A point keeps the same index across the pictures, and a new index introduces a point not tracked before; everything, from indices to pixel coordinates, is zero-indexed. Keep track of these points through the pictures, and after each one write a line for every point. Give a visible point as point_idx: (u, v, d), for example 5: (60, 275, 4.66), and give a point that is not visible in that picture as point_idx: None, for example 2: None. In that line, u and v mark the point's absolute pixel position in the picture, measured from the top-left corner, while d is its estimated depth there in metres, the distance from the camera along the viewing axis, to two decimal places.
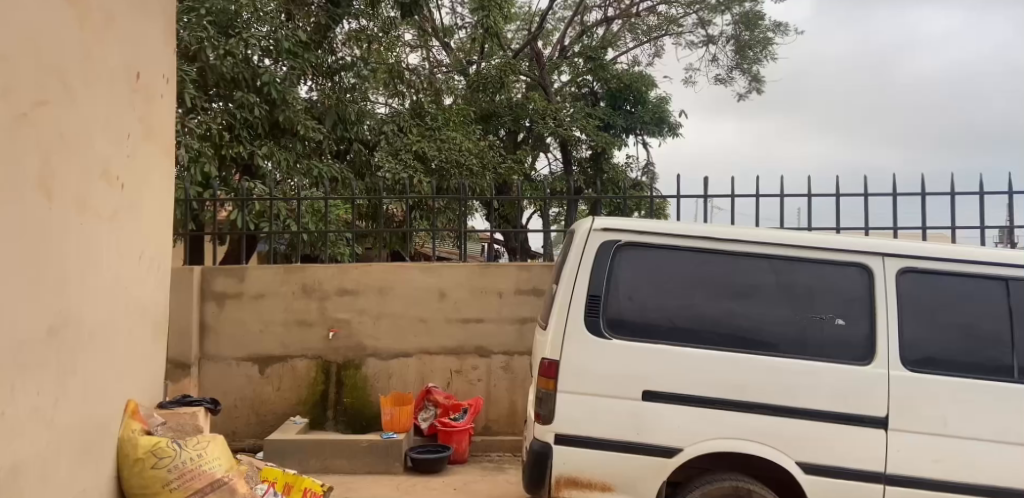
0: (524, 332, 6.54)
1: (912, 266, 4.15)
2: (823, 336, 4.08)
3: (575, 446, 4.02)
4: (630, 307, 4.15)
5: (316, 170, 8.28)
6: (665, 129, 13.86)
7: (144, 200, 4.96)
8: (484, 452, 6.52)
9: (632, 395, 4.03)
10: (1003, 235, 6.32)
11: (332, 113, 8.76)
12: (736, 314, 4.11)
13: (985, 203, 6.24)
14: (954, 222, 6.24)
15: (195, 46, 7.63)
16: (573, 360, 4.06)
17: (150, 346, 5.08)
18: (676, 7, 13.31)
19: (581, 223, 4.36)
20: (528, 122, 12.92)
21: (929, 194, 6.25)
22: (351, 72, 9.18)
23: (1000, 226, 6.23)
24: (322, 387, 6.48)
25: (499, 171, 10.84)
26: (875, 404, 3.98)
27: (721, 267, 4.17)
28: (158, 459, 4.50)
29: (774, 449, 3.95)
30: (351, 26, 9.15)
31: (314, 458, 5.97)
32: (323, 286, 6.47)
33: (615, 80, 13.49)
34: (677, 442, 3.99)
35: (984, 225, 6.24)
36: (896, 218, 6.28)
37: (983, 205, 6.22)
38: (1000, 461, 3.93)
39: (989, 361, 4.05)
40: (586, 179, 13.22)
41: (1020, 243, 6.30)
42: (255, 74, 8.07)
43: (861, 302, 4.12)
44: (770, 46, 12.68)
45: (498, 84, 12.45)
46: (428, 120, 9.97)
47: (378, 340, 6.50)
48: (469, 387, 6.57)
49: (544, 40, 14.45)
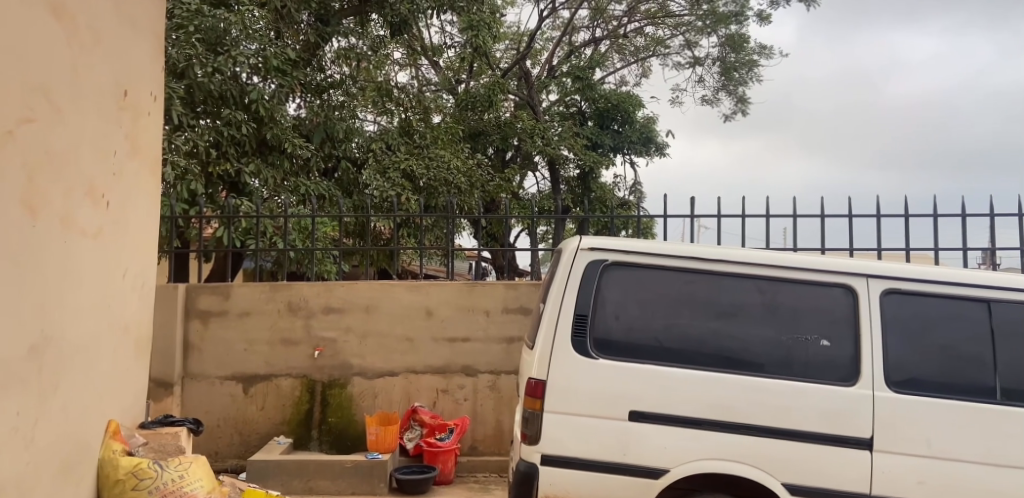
0: (511, 351, 6.53)
1: (895, 288, 4.17)
2: (808, 356, 4.10)
3: (560, 467, 4.00)
4: (616, 326, 4.15)
5: (303, 188, 8.35)
6: (652, 148, 13.98)
7: (128, 215, 4.92)
8: (470, 472, 6.46)
9: (619, 415, 4.03)
10: (985, 256, 6.39)
11: (319, 131, 8.76)
12: (722, 334, 4.12)
13: (966, 225, 6.31)
14: (937, 243, 6.30)
15: (182, 63, 7.58)
16: (561, 379, 4.05)
17: (132, 364, 5.02)
18: (663, 28, 13.42)
19: (569, 241, 4.35)
20: (517, 141, 12.93)
21: (912, 216, 6.32)
22: (339, 89, 9.13)
23: (982, 247, 6.30)
24: (306, 406, 6.43)
25: (488, 190, 10.90)
26: (859, 425, 3.98)
27: (706, 288, 4.18)
28: (139, 480, 4.44)
29: (759, 470, 3.95)
30: (340, 45, 9.28)
31: (298, 479, 5.90)
32: (309, 304, 6.43)
33: (603, 99, 13.64)
34: (664, 463, 3.98)
35: (966, 248, 6.33)
36: (880, 239, 6.36)
37: (965, 228, 6.29)
38: (984, 482, 3.94)
39: (972, 382, 4.06)
40: (574, 198, 13.34)
41: (1001, 264, 6.37)
42: (243, 92, 8.07)
43: (845, 323, 4.13)
44: (755, 68, 12.81)
45: (486, 102, 12.46)
46: (417, 138, 9.97)
47: (364, 359, 6.47)
48: (455, 406, 6.53)
49: (533, 59, 14.54)
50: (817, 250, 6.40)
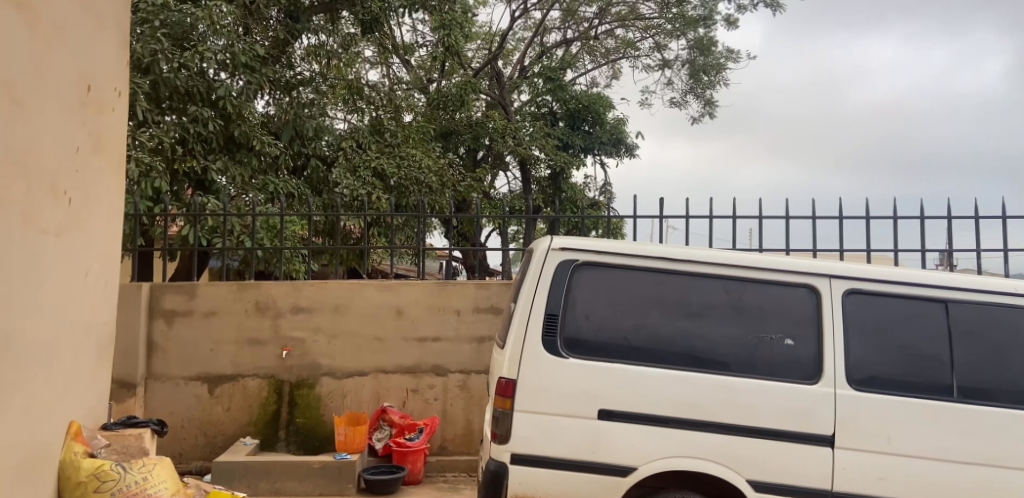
0: (481, 351, 6.53)
1: (857, 288, 4.23)
2: (773, 355, 4.14)
3: (528, 465, 4.01)
4: (586, 325, 4.16)
5: (271, 186, 8.23)
6: (622, 149, 14.06)
7: (91, 212, 4.82)
8: (440, 472, 6.43)
9: (587, 414, 4.05)
10: (943, 257, 6.52)
11: (288, 129, 8.67)
12: (690, 333, 4.15)
13: (926, 227, 6.43)
14: (898, 245, 6.42)
15: (147, 58, 7.45)
16: (530, 379, 4.06)
17: (94, 364, 4.92)
18: (633, 31, 13.50)
19: (540, 241, 4.36)
20: (488, 141, 12.94)
21: (874, 218, 6.43)
22: (309, 87, 8.92)
23: (940, 249, 6.42)
24: (273, 406, 6.37)
25: (459, 189, 10.88)
26: (822, 422, 4.04)
27: (674, 287, 4.21)
28: (101, 482, 4.37)
29: (725, 467, 3.99)
30: (310, 41, 9.19)
31: (264, 480, 5.83)
32: (276, 304, 6.37)
33: (574, 100, 13.67)
34: (631, 461, 4.00)
35: (925, 249, 6.46)
36: (844, 241, 6.45)
37: (924, 230, 6.42)
38: (942, 478, 4.02)
39: (930, 380, 4.14)
40: (544, 198, 13.37)
41: (958, 266, 6.51)
42: (210, 88, 7.96)
43: (809, 322, 4.18)
44: (723, 71, 12.94)
45: (458, 102, 12.43)
46: (387, 137, 9.91)
47: (333, 359, 6.42)
48: (425, 405, 6.51)
49: (504, 59, 14.53)
50: (782, 251, 6.49)
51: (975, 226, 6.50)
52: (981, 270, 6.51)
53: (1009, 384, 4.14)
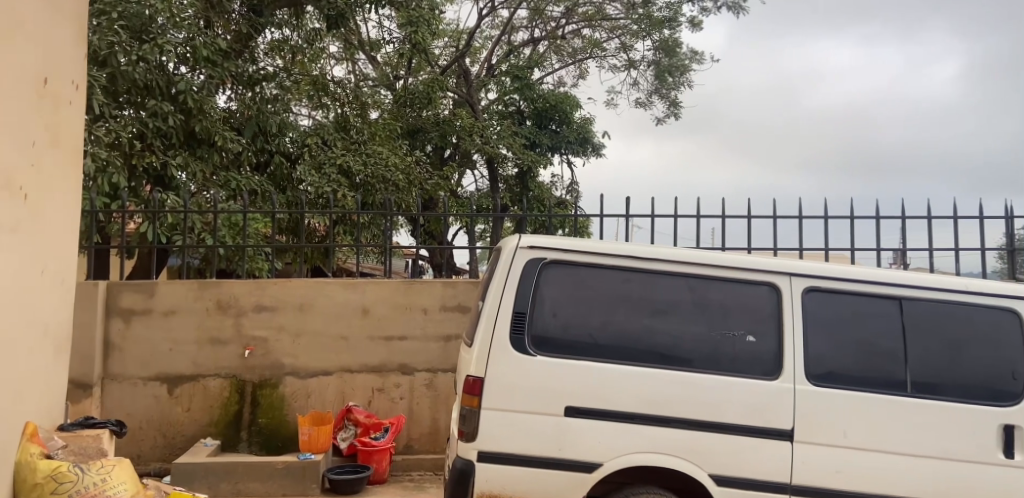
0: (448, 350, 6.49)
1: (816, 285, 4.27)
2: (735, 352, 4.18)
3: (493, 463, 4.00)
4: (553, 323, 4.16)
5: (234, 183, 8.11)
6: (588, 148, 14.12)
7: (46, 209, 4.70)
8: (405, 472, 6.39)
9: (551, 411, 4.05)
10: (896, 256, 6.68)
11: (251, 125, 8.56)
12: (654, 330, 4.17)
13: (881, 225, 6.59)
14: (854, 243, 6.55)
15: (104, 50, 7.29)
16: (496, 376, 4.04)
17: (50, 364, 4.80)
18: (600, 31, 13.55)
19: (508, 239, 4.34)
20: (455, 139, 12.90)
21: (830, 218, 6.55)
22: (273, 82, 8.81)
23: (894, 247, 6.58)
24: (235, 407, 6.27)
25: (426, 187, 10.84)
26: (782, 417, 4.09)
27: (639, 285, 4.22)
28: (59, 484, 4.26)
29: (687, 462, 4.02)
30: (274, 36, 9.07)
31: (226, 482, 5.74)
32: (239, 303, 6.27)
33: (541, 99, 13.69)
34: (596, 457, 4.02)
35: (879, 247, 6.61)
36: (802, 239, 6.57)
37: (879, 230, 6.54)
38: (898, 471, 4.08)
39: (885, 375, 4.20)
40: (512, 196, 13.39)
41: (911, 264, 6.67)
42: (170, 82, 7.86)
43: (770, 319, 4.22)
44: (688, 73, 13.05)
45: (425, 99, 12.38)
46: (353, 134, 9.82)
47: (297, 358, 6.34)
48: (391, 404, 6.47)
49: (472, 57, 14.47)
50: (743, 250, 6.57)
51: (929, 224, 6.66)
52: (934, 268, 6.67)
53: (960, 379, 4.21)
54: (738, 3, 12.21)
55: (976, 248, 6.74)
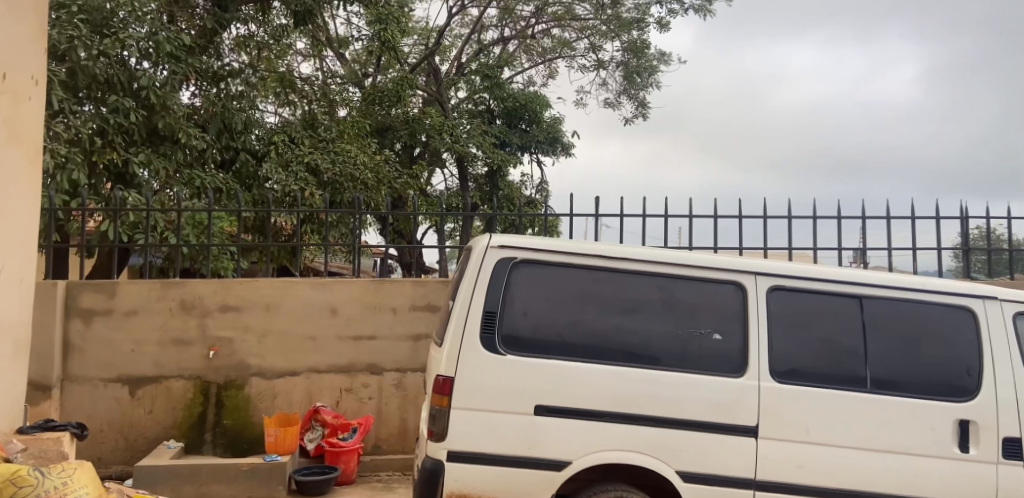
0: (417, 349, 6.46)
1: (782, 284, 4.32)
2: (703, 350, 4.20)
3: (461, 462, 3.98)
4: (522, 323, 4.15)
5: (198, 180, 7.99)
6: (558, 148, 14.15)
7: (3, 206, 4.58)
8: (373, 472, 6.34)
9: (521, 410, 4.04)
10: (857, 255, 6.82)
11: (216, 122, 8.43)
12: (623, 329, 4.18)
13: (841, 225, 6.75)
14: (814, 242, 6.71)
15: (64, 44, 7.14)
16: (465, 376, 4.03)
17: (7, 366, 4.68)
18: (570, 31, 13.58)
19: (479, 238, 4.31)
20: (424, 137, 12.84)
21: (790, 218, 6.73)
22: (238, 78, 8.82)
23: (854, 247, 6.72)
24: (200, 408, 6.17)
25: (395, 186, 10.78)
26: (748, 414, 4.12)
27: (607, 284, 4.23)
28: (18, 488, 4.10)
29: (655, 459, 4.04)
30: (239, 32, 8.88)
31: (190, 484, 5.65)
32: (203, 303, 6.17)
33: (511, 98, 13.70)
34: (564, 455, 4.02)
35: (840, 247, 6.77)
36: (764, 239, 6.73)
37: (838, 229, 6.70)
38: (861, 466, 4.14)
39: (849, 372, 4.25)
40: (481, 196, 13.38)
41: (871, 263, 6.81)
42: (133, 77, 7.69)
43: (736, 318, 4.26)
44: (656, 74, 13.13)
45: (393, 98, 12.31)
46: (321, 132, 9.70)
47: (263, 359, 6.25)
48: (359, 404, 6.41)
49: (441, 55, 14.39)
50: (710, 249, 6.66)
51: (886, 225, 6.86)
52: (892, 267, 6.83)
53: (921, 376, 4.27)
54: (705, 5, 12.31)
55: (931, 248, 6.93)
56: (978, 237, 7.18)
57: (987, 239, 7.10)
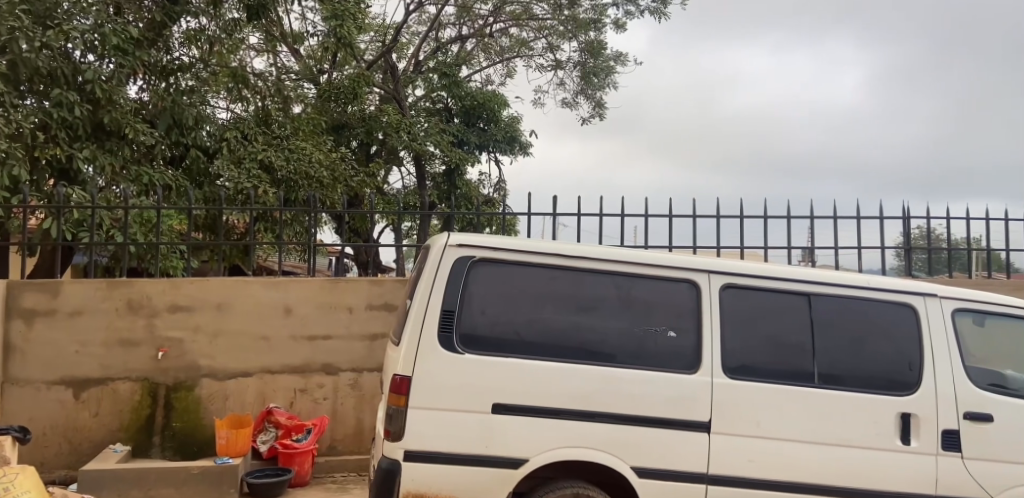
0: (373, 349, 6.40)
1: (735, 282, 4.37)
2: (658, 348, 4.23)
3: (417, 462, 3.95)
4: (481, 321, 4.13)
5: (146, 177, 7.81)
6: (515, 147, 14.16)
7: None
8: (328, 473, 6.26)
9: (477, 408, 4.02)
10: (805, 254, 6.97)
11: (165, 117, 8.24)
12: (581, 327, 4.19)
13: (791, 225, 6.89)
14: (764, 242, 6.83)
15: (4, 36, 6.86)
16: (421, 375, 4.00)
17: None
18: (527, 31, 13.60)
19: (437, 237, 4.28)
20: (381, 135, 12.73)
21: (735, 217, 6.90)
22: (189, 73, 8.59)
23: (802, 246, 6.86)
24: (148, 411, 6.02)
25: (351, 184, 10.68)
26: (702, 410, 4.17)
27: (565, 283, 4.23)
28: None
29: (611, 455, 4.06)
30: (189, 26, 8.58)
31: (138, 488, 5.51)
32: (152, 303, 6.02)
33: (469, 97, 13.67)
34: (521, 453, 4.01)
35: (789, 246, 6.91)
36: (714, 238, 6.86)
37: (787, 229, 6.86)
38: (810, 459, 4.22)
39: (801, 368, 4.32)
40: (439, 194, 13.32)
41: (818, 261, 6.97)
42: (77, 70, 7.48)
43: (691, 315, 4.30)
44: (612, 74, 13.22)
45: (350, 94, 12.11)
46: (275, 128, 9.58)
47: (214, 360, 6.12)
48: (314, 405, 6.32)
49: (398, 52, 14.26)
50: (664, 248, 6.72)
51: (833, 225, 7.02)
52: (839, 265, 6.99)
53: (869, 370, 4.37)
54: (661, 8, 12.43)
55: (875, 247, 7.11)
56: (919, 237, 7.39)
57: (927, 238, 7.32)
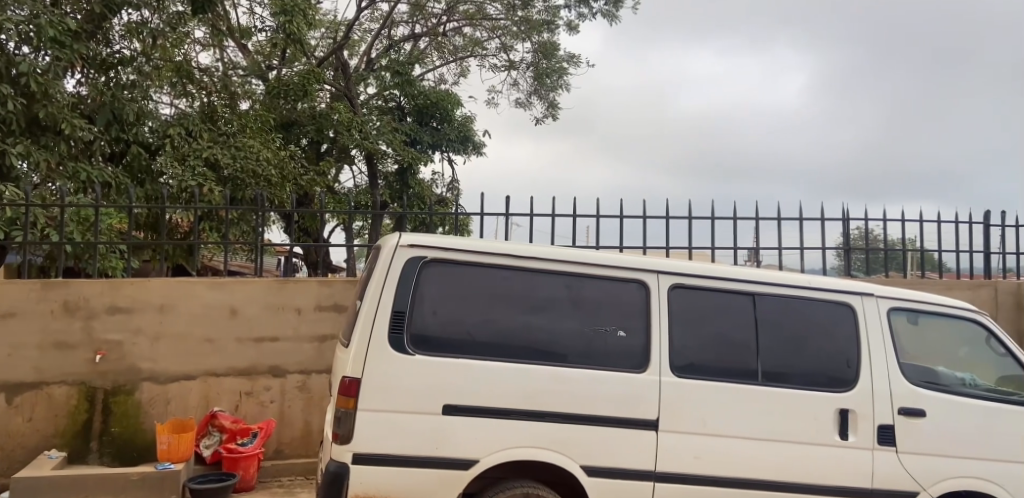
0: (322, 350, 6.30)
1: (684, 282, 4.41)
2: (608, 347, 4.25)
3: (365, 465, 3.90)
4: (432, 322, 4.10)
5: (84, 174, 7.59)
6: (469, 147, 14.11)
7: None
8: (274, 477, 6.15)
9: (427, 410, 3.98)
10: (751, 255, 7.10)
11: (104, 112, 8.02)
12: (531, 327, 4.19)
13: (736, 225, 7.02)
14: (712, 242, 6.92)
15: None
16: (370, 376, 3.94)
17: None
18: (480, 30, 13.57)
19: (388, 237, 4.23)
20: (332, 133, 12.59)
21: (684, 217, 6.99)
22: (130, 67, 8.32)
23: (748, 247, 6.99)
24: (85, 415, 5.84)
25: (301, 183, 10.50)
26: (650, 409, 4.20)
27: (516, 283, 4.22)
28: None
29: (560, 455, 4.07)
30: (131, 18, 8.33)
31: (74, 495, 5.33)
32: (89, 304, 5.84)
33: (422, 96, 13.60)
34: (471, 455, 3.99)
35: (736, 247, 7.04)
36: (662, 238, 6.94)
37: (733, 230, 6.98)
38: (755, 456, 4.28)
39: (747, 367, 4.39)
40: (391, 194, 13.19)
41: (763, 262, 7.10)
42: (10, 63, 7.19)
43: (640, 315, 4.32)
44: (565, 76, 13.26)
45: (300, 91, 11.82)
46: (221, 125, 9.37)
47: (156, 363, 5.96)
48: (260, 408, 6.20)
49: (350, 50, 14.09)
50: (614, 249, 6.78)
51: (778, 225, 7.16)
52: (783, 266, 7.15)
53: (813, 368, 4.46)
54: (613, 11, 12.52)
55: (818, 248, 7.28)
56: (858, 238, 7.59)
57: (865, 239, 7.52)
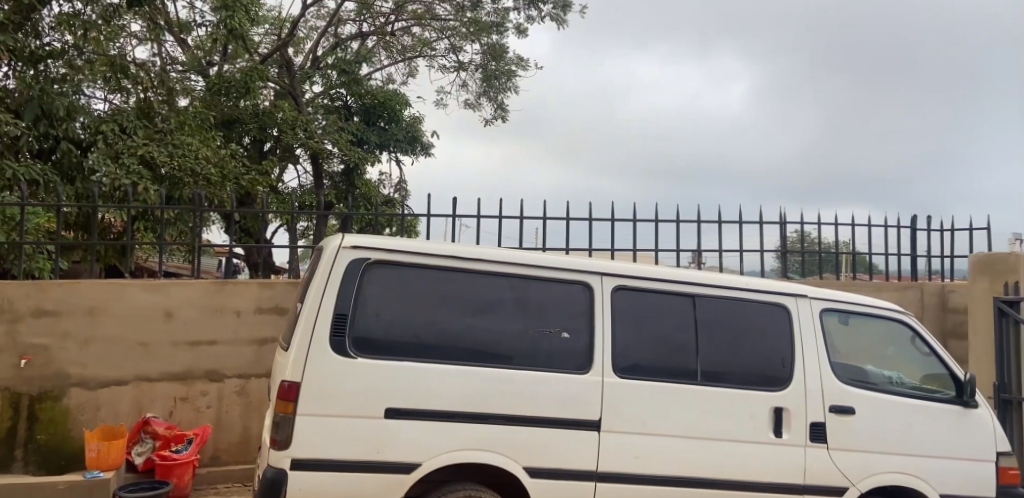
0: (262, 353, 6.18)
1: (626, 284, 4.45)
2: (551, 348, 4.26)
3: (302, 470, 3.83)
4: (375, 324, 4.05)
5: (9, 172, 7.29)
6: (417, 147, 14.02)
7: None
8: (211, 484, 6.01)
9: (366, 414, 3.93)
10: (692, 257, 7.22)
11: (32, 106, 7.55)
12: (475, 329, 4.18)
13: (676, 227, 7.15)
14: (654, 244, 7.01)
15: None
16: (309, 380, 3.88)
17: None
18: (429, 31, 13.51)
19: (330, 239, 4.17)
20: (275, 131, 12.40)
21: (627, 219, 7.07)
22: (60, 60, 8.02)
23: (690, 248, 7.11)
24: (9, 423, 5.61)
25: (242, 182, 10.28)
26: (591, 410, 4.22)
27: (460, 285, 4.20)
28: None
29: (502, 457, 4.06)
30: (62, 10, 8.03)
31: None
32: (14, 307, 5.63)
33: (369, 95, 13.49)
34: (411, 458, 3.95)
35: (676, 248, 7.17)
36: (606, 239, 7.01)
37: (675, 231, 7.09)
38: (693, 456, 4.35)
39: (688, 367, 4.45)
40: (337, 194, 13.01)
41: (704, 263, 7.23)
42: None
43: (583, 317, 4.35)
44: (514, 78, 13.29)
45: (242, 88, 11.48)
46: (158, 122, 9.07)
47: (86, 368, 5.77)
48: (196, 414, 6.05)
49: (295, 47, 13.87)
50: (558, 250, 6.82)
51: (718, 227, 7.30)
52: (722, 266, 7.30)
53: (751, 368, 4.54)
54: (561, 15, 12.59)
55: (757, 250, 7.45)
56: (795, 240, 7.80)
57: (801, 242, 7.74)
